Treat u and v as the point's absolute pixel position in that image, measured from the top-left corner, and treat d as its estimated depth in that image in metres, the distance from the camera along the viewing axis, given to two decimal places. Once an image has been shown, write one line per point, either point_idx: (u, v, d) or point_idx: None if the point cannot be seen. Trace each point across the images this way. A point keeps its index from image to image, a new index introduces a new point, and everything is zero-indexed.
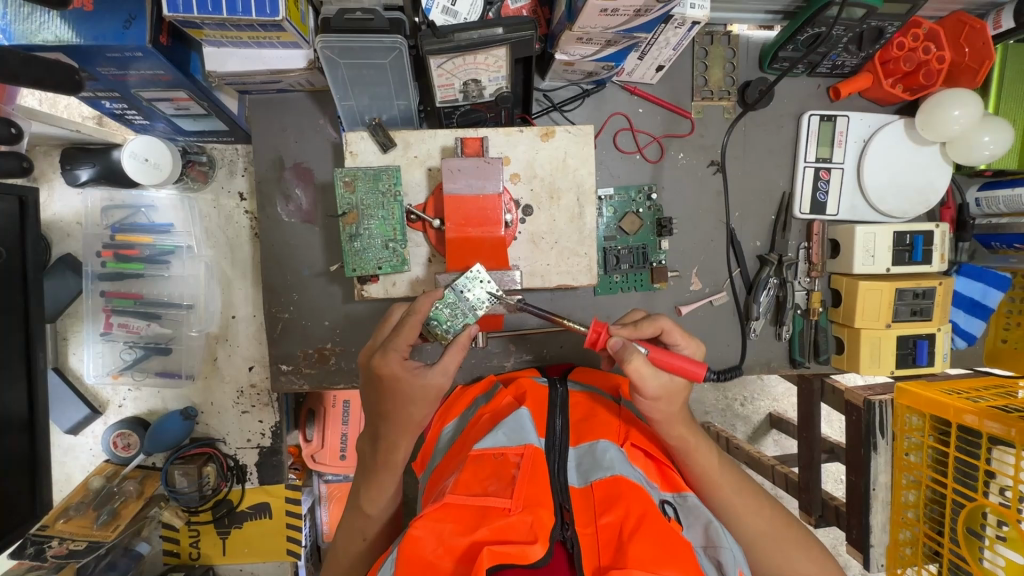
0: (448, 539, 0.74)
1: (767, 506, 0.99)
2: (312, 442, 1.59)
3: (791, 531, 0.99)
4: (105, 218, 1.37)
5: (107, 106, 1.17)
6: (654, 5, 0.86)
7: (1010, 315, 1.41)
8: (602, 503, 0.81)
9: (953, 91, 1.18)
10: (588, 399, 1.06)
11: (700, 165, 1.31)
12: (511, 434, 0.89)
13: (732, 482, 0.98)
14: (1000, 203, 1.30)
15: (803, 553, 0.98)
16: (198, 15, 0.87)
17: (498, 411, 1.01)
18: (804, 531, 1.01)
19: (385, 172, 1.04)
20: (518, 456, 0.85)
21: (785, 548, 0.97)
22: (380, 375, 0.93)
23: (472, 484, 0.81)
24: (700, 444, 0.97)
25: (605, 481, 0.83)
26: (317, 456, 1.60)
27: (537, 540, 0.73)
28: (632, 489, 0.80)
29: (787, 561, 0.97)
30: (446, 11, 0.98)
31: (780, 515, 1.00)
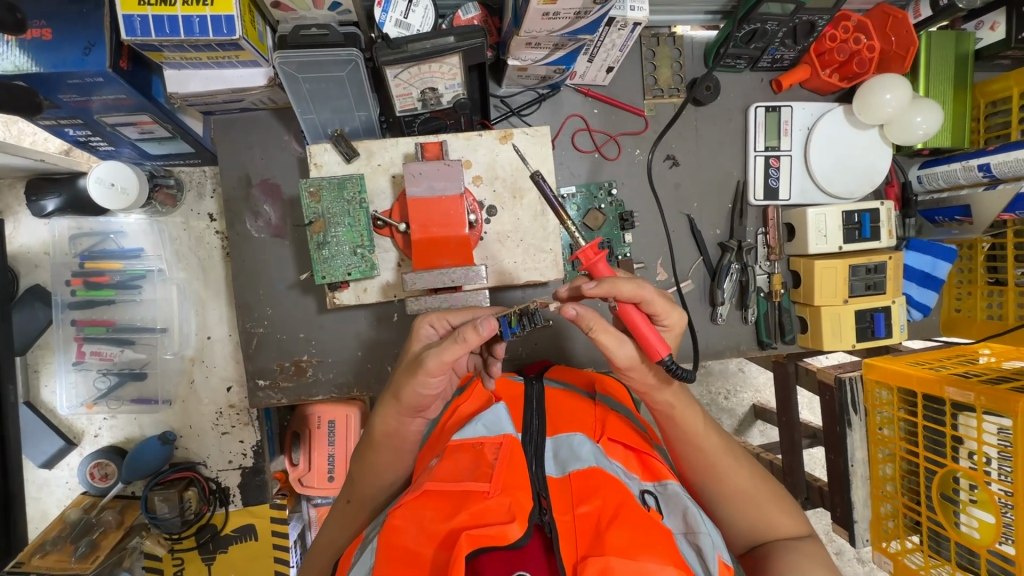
0: (428, 526, 0.76)
1: (745, 461, 0.96)
2: (299, 466, 1.52)
3: (773, 490, 0.95)
4: (72, 247, 1.36)
5: (70, 133, 1.18)
6: (593, 7, 0.90)
7: (961, 285, 1.48)
8: (579, 494, 0.80)
9: (883, 76, 1.26)
10: (564, 395, 1.07)
11: (656, 160, 1.36)
12: (490, 426, 0.92)
13: (713, 439, 0.95)
14: (939, 178, 1.38)
15: (781, 510, 0.93)
16: (156, 38, 0.90)
17: (476, 404, 1.02)
18: (782, 489, 0.96)
19: (349, 180, 1.07)
20: (496, 445, 0.88)
21: (762, 505, 0.93)
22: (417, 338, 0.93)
23: (453, 471, 0.83)
24: (687, 403, 0.93)
25: (581, 472, 0.83)
26: (305, 479, 1.52)
27: (515, 521, 0.74)
28: (609, 480, 0.81)
29: (771, 520, 0.92)
30: (399, 24, 1.02)
31: (758, 470, 0.96)
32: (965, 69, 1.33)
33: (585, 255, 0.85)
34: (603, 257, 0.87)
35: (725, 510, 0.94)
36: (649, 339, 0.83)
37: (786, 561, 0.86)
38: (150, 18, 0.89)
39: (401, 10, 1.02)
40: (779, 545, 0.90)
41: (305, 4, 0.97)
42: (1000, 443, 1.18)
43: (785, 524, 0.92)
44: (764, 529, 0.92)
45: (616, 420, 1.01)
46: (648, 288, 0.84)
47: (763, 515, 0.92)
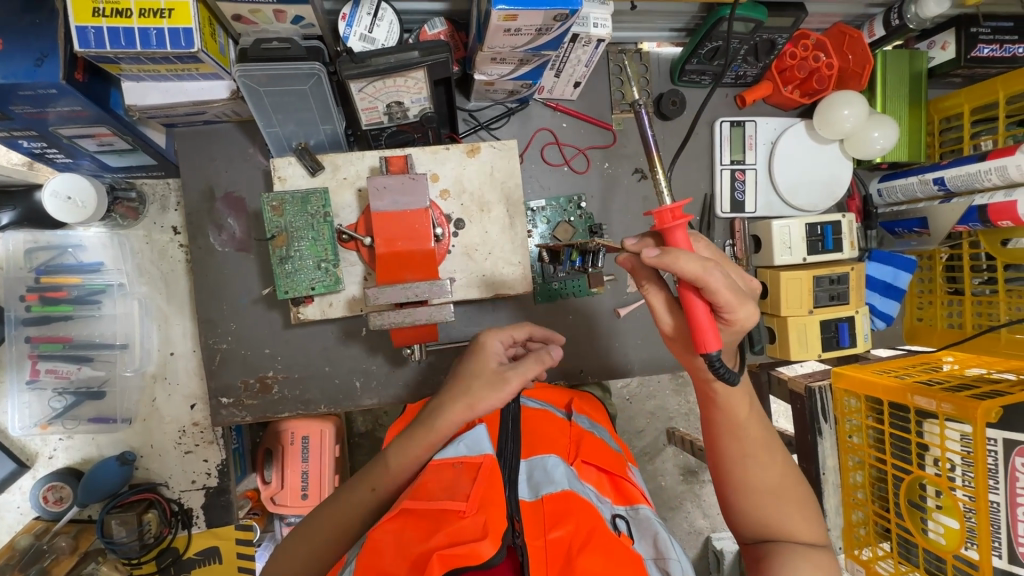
0: (406, 547, 0.73)
1: (781, 458, 0.94)
2: (270, 484, 1.52)
3: (799, 492, 0.93)
4: (28, 261, 1.31)
5: (25, 145, 1.15)
6: (554, 25, 0.91)
7: (922, 295, 1.52)
8: (552, 518, 0.78)
9: (842, 92, 1.30)
10: (541, 415, 1.06)
11: (626, 173, 1.38)
12: (471, 446, 0.90)
13: (753, 431, 0.92)
14: (897, 192, 1.42)
15: (802, 517, 0.92)
16: (111, 50, 0.89)
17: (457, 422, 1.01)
18: (807, 494, 0.95)
19: (313, 195, 1.06)
20: (475, 466, 0.85)
21: (785, 506, 0.91)
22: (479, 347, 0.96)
23: (434, 489, 0.82)
24: (740, 390, 0.90)
25: (555, 496, 0.81)
26: (278, 497, 1.52)
27: (488, 538, 0.71)
28: (581, 505, 0.79)
29: (784, 521, 0.91)
30: (364, 38, 1.02)
31: (791, 471, 0.94)
32: (919, 86, 1.38)
33: (661, 220, 0.77)
34: (683, 225, 0.79)
35: (748, 503, 0.92)
36: (704, 331, 0.76)
37: (798, 567, 0.86)
38: (105, 29, 0.88)
39: (366, 24, 1.02)
40: (793, 547, 0.89)
41: (267, 17, 0.97)
42: (962, 450, 1.20)
43: (803, 531, 0.91)
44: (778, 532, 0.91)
45: (591, 442, 1.00)
46: (716, 275, 0.74)
47: (784, 518, 0.91)
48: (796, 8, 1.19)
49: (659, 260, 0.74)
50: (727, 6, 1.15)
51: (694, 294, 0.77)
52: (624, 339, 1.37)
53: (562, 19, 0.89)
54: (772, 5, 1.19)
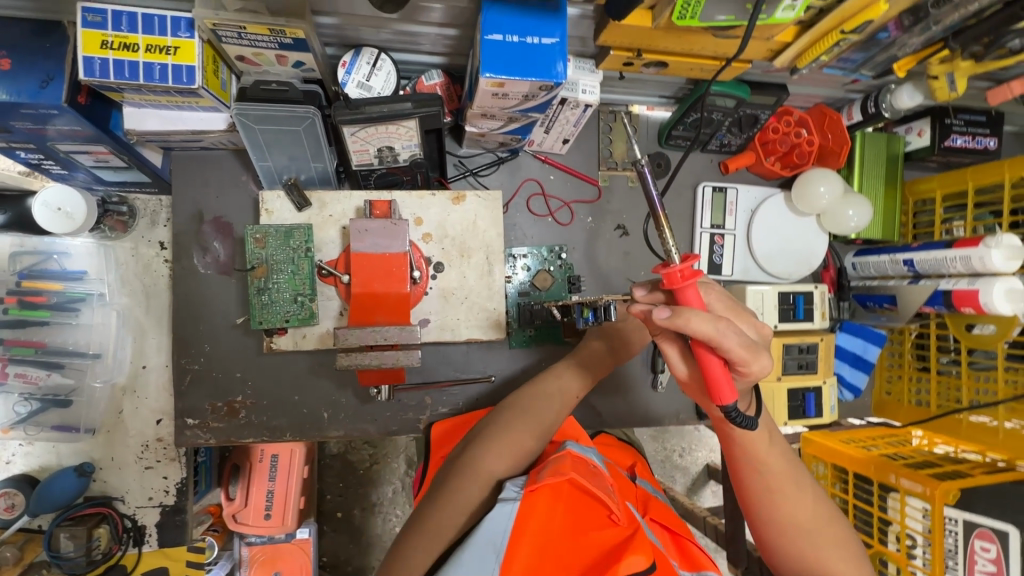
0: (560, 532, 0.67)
1: (812, 490, 0.87)
2: (235, 501, 1.49)
3: (835, 526, 0.87)
4: (13, 264, 1.34)
5: (22, 156, 1.18)
6: (539, 93, 0.95)
7: (892, 368, 1.54)
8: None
9: (819, 170, 1.35)
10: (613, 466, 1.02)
11: (608, 228, 1.42)
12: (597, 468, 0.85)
13: (778, 465, 0.86)
14: (870, 267, 1.46)
15: (844, 555, 0.86)
16: (115, 80, 0.92)
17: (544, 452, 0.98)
18: (847, 528, 0.89)
19: (297, 230, 1.09)
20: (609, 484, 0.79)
21: (822, 544, 0.86)
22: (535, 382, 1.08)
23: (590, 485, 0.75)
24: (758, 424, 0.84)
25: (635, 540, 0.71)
26: (240, 515, 1.47)
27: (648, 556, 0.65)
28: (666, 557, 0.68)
29: (822, 559, 0.86)
30: (361, 85, 1.06)
31: (825, 505, 0.88)
32: (895, 168, 1.44)
33: (669, 280, 0.71)
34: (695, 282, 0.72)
35: (780, 541, 0.88)
36: (719, 384, 0.71)
37: None
38: (111, 61, 0.92)
39: (364, 72, 1.06)
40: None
41: (269, 60, 1.01)
42: (923, 529, 1.20)
43: (850, 573, 0.85)
44: (818, 572, 0.86)
45: (659, 506, 0.93)
46: (731, 334, 0.68)
47: (824, 558, 0.86)
48: (778, 89, 1.24)
49: (671, 318, 0.68)
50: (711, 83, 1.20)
51: (710, 349, 0.70)
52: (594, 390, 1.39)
53: (547, 89, 0.94)
54: (755, 84, 1.24)
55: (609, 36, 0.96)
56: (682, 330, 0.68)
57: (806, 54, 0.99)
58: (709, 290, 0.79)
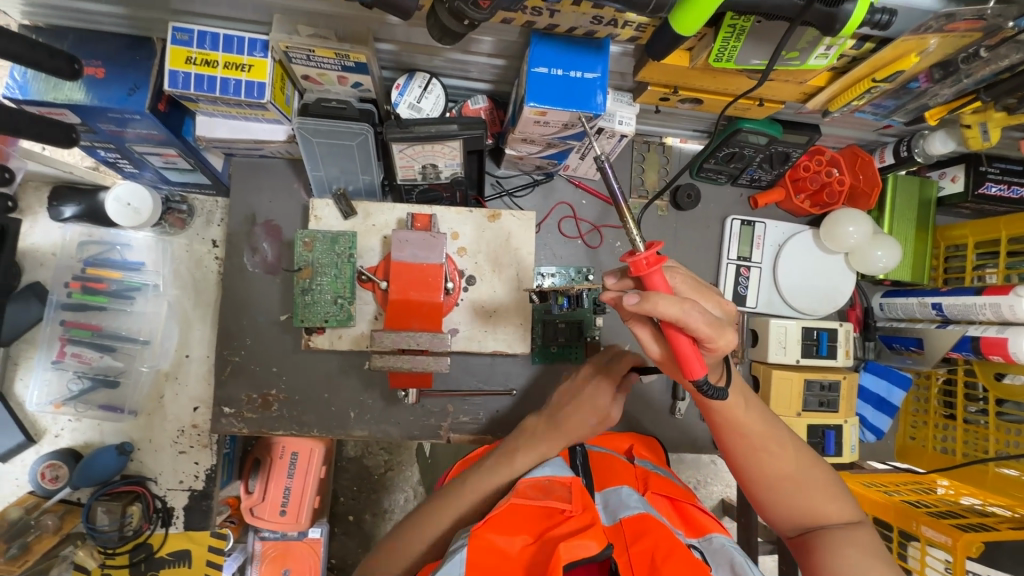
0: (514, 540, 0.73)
1: (792, 446, 0.95)
2: (252, 494, 1.56)
3: (819, 476, 0.96)
4: (80, 252, 1.45)
5: (102, 154, 1.29)
6: (578, 123, 1.01)
7: (918, 414, 1.51)
8: (632, 536, 0.77)
9: (848, 209, 1.37)
10: (608, 458, 1.04)
11: (635, 253, 1.46)
12: (557, 469, 0.91)
13: (757, 426, 0.93)
14: (898, 309, 1.45)
15: (833, 500, 0.94)
16: (194, 92, 1.02)
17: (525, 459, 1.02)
18: (830, 476, 0.97)
19: (342, 237, 1.16)
20: (566, 486, 0.86)
21: (811, 489, 0.94)
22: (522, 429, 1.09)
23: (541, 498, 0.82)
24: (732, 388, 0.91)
25: (633, 517, 0.80)
26: (257, 509, 1.55)
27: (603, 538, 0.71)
28: (660, 524, 0.78)
29: (814, 506, 0.94)
30: (411, 106, 1.14)
31: (806, 454, 0.96)
32: (927, 213, 1.45)
33: (635, 268, 0.76)
34: (660, 267, 0.78)
35: (771, 497, 0.96)
36: (690, 360, 0.77)
37: (839, 550, 0.89)
38: (193, 75, 1.02)
39: (415, 95, 1.14)
40: (831, 533, 0.92)
41: (331, 80, 1.10)
42: None
43: (838, 514, 0.94)
44: (811, 519, 0.94)
45: (660, 479, 0.99)
46: (695, 313, 0.73)
47: (813, 504, 0.94)
48: (812, 129, 1.27)
49: (636, 302, 0.73)
50: (744, 120, 1.24)
51: (677, 328, 0.76)
52: None
53: (586, 120, 0.99)
54: (787, 123, 1.28)
55: (648, 73, 1.02)
56: (647, 312, 0.73)
57: (839, 98, 1.03)
58: (674, 274, 0.83)
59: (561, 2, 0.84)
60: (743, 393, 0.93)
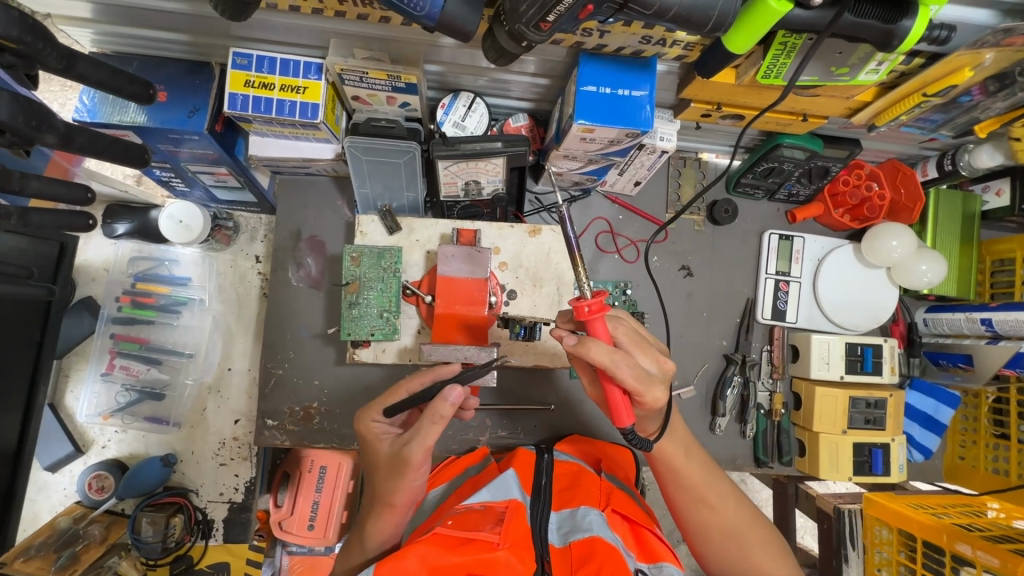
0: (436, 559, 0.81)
1: (732, 500, 1.05)
2: (281, 508, 1.49)
3: (757, 529, 1.05)
4: (130, 267, 1.50)
5: (157, 174, 1.34)
6: (624, 139, 1.03)
7: (966, 433, 1.47)
8: (578, 560, 0.88)
9: (891, 223, 1.35)
10: (573, 470, 1.16)
11: (672, 268, 1.46)
12: (497, 493, 0.99)
13: (700, 478, 1.04)
14: (944, 325, 1.42)
15: (769, 554, 1.03)
16: (251, 113, 1.06)
17: (482, 480, 1.11)
18: (767, 529, 1.06)
19: (388, 252, 1.18)
20: (503, 508, 0.94)
21: (747, 542, 1.03)
22: (362, 437, 0.99)
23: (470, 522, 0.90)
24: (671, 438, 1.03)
25: (582, 541, 0.91)
26: (285, 523, 1.48)
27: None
28: (608, 547, 0.87)
29: (753, 560, 1.02)
30: (456, 125, 1.17)
31: (745, 511, 1.05)
32: (971, 227, 1.42)
33: (578, 315, 0.85)
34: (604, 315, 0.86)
35: (713, 549, 1.05)
36: (618, 408, 0.89)
37: None
38: (250, 97, 1.06)
39: (460, 114, 1.16)
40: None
41: (380, 100, 1.13)
42: None
43: (775, 568, 1.02)
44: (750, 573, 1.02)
45: (619, 497, 1.09)
46: (623, 366, 0.85)
47: (752, 557, 1.02)
48: (852, 143, 1.27)
49: (573, 346, 0.85)
50: (784, 135, 1.24)
51: (609, 376, 0.87)
52: None
53: (632, 136, 1.01)
54: (827, 138, 1.28)
55: (693, 89, 1.03)
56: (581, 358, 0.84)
57: (886, 112, 1.03)
58: (618, 323, 0.92)
59: (613, 23, 0.86)
60: (685, 446, 1.04)
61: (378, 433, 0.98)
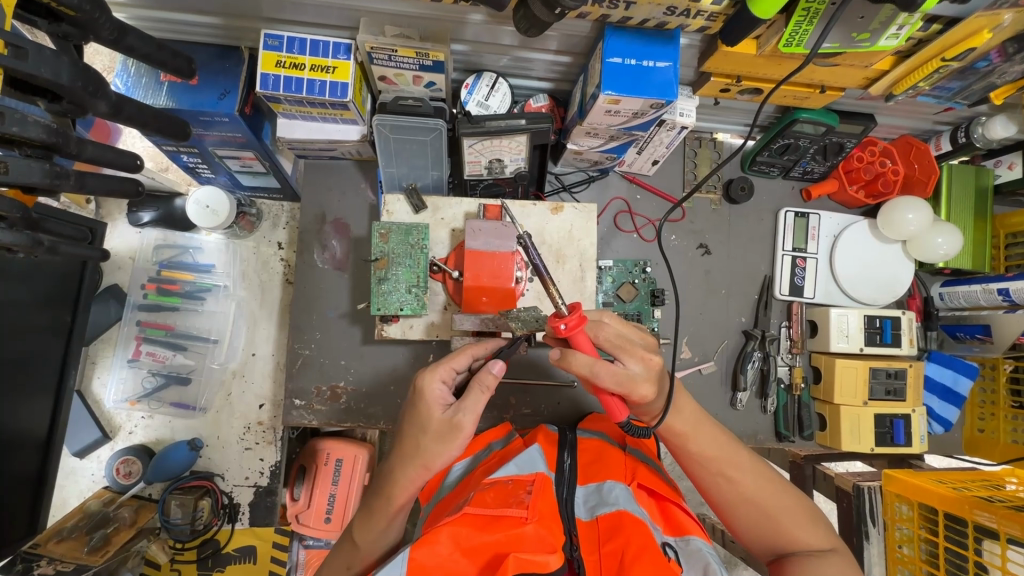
0: (464, 542, 0.80)
1: (753, 470, 1.04)
2: (297, 502, 1.51)
3: (785, 497, 1.03)
4: (155, 255, 1.51)
5: (184, 159, 1.36)
6: (649, 110, 1.05)
7: (984, 405, 1.49)
8: (606, 534, 0.86)
9: (907, 197, 1.37)
10: (599, 444, 1.12)
11: (689, 246, 1.48)
12: (522, 466, 0.95)
13: (713, 450, 1.04)
14: (960, 297, 1.43)
15: (799, 522, 1.01)
16: (282, 93, 1.08)
17: (508, 454, 1.08)
18: (797, 500, 1.04)
19: (415, 228, 1.20)
20: (530, 482, 0.90)
21: (776, 513, 1.02)
22: (419, 396, 0.93)
23: (491, 499, 0.86)
24: (678, 412, 1.03)
25: (610, 515, 0.89)
26: (301, 517, 1.50)
27: (557, 553, 0.79)
28: (636, 522, 0.85)
29: (784, 529, 1.01)
30: (480, 104, 1.19)
31: (769, 481, 1.04)
32: (984, 201, 1.43)
33: (557, 333, 0.89)
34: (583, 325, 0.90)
35: (742, 520, 1.04)
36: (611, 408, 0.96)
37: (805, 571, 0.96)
38: (282, 77, 1.08)
39: (483, 93, 1.19)
40: (801, 557, 0.98)
41: (407, 80, 1.16)
42: None
43: (808, 537, 1.01)
44: (783, 542, 1.01)
45: (646, 470, 1.06)
46: (603, 374, 0.90)
47: (783, 527, 1.01)
48: (866, 118, 1.29)
49: (557, 358, 0.91)
50: (801, 110, 1.26)
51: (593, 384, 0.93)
52: None
53: (657, 107, 1.03)
54: (843, 113, 1.30)
55: (714, 62, 1.06)
56: (565, 368, 0.91)
57: (904, 81, 1.06)
58: (600, 326, 0.96)
59: None
60: (695, 422, 1.04)
61: (436, 396, 0.93)
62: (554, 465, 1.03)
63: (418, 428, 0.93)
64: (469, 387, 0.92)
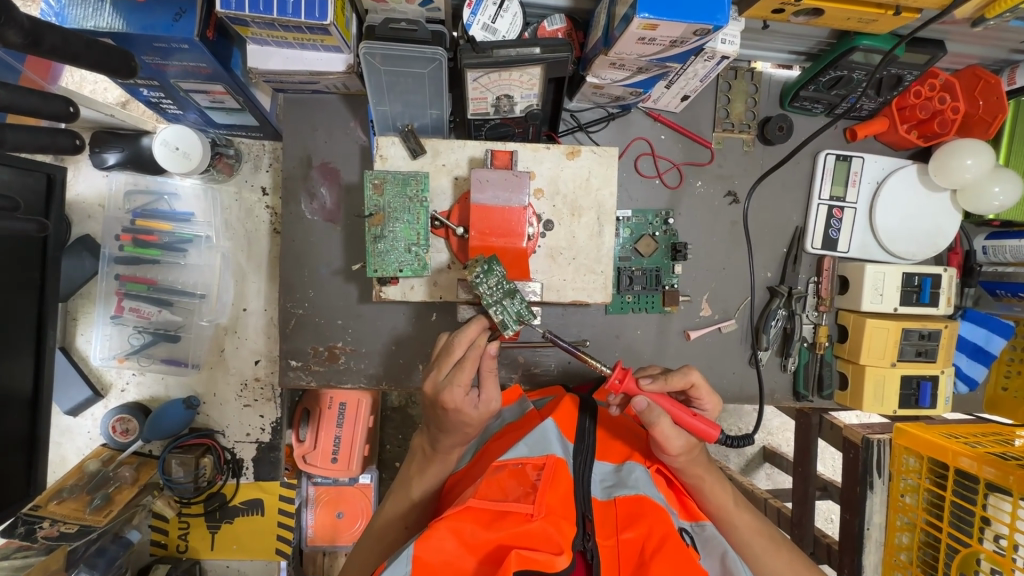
0: (470, 538, 0.74)
1: (786, 551, 1.05)
2: (304, 443, 1.46)
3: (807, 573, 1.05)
4: (127, 202, 1.39)
5: (144, 93, 1.19)
6: (690, 38, 0.88)
7: (1011, 363, 1.43)
8: (624, 519, 0.83)
9: (966, 140, 1.21)
10: (616, 422, 1.10)
11: (717, 195, 1.34)
12: (534, 446, 0.89)
13: (746, 519, 1.05)
14: (1007, 252, 1.31)
15: None
16: (249, 14, 0.90)
17: (527, 425, 1.02)
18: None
19: (414, 178, 1.06)
20: (538, 468, 0.84)
21: None
22: (444, 408, 0.94)
23: (493, 490, 0.81)
24: (715, 479, 1.04)
25: (627, 498, 0.86)
26: (308, 457, 1.45)
27: (564, 554, 0.74)
28: (657, 508, 0.83)
29: None
30: (486, 28, 1.00)
31: (798, 559, 1.06)
32: None
33: (617, 385, 0.94)
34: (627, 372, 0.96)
35: None
36: (701, 430, 0.95)
37: None
38: None
39: (490, 14, 1.00)
40: None
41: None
42: None
43: (775, 562, 1.03)
44: None
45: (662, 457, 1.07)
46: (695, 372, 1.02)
47: None
48: (935, 45, 1.10)
49: (641, 415, 0.92)
50: (862, 36, 1.07)
51: (675, 423, 0.94)
52: (686, 362, 1.36)
53: (701, 35, 0.87)
54: (910, 38, 1.11)
55: None
56: (656, 411, 0.92)
57: (997, 3, 0.95)
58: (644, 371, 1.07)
59: None
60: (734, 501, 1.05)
61: (457, 398, 0.94)
62: (573, 437, 0.97)
63: (460, 426, 0.97)
64: (487, 378, 0.98)
